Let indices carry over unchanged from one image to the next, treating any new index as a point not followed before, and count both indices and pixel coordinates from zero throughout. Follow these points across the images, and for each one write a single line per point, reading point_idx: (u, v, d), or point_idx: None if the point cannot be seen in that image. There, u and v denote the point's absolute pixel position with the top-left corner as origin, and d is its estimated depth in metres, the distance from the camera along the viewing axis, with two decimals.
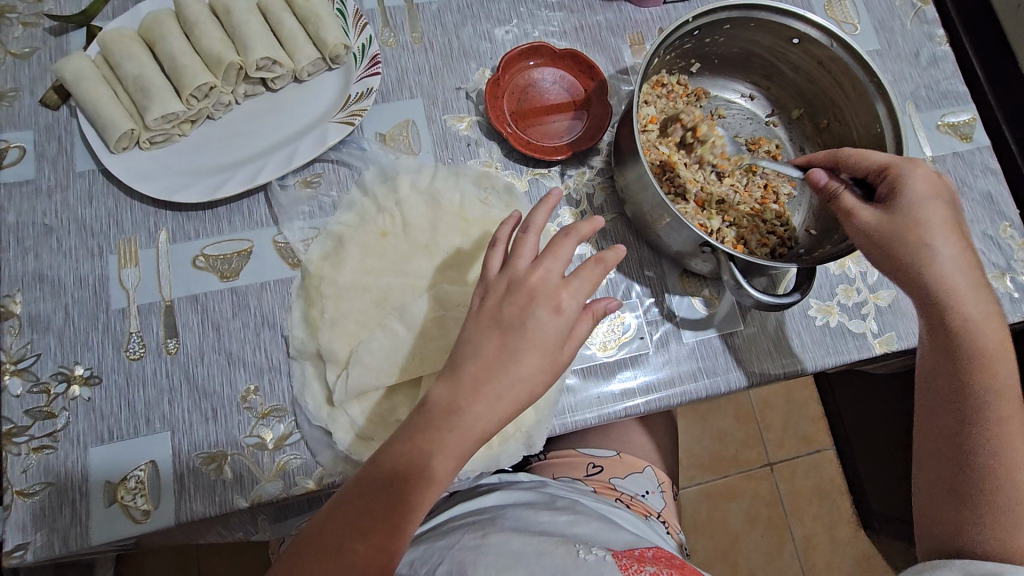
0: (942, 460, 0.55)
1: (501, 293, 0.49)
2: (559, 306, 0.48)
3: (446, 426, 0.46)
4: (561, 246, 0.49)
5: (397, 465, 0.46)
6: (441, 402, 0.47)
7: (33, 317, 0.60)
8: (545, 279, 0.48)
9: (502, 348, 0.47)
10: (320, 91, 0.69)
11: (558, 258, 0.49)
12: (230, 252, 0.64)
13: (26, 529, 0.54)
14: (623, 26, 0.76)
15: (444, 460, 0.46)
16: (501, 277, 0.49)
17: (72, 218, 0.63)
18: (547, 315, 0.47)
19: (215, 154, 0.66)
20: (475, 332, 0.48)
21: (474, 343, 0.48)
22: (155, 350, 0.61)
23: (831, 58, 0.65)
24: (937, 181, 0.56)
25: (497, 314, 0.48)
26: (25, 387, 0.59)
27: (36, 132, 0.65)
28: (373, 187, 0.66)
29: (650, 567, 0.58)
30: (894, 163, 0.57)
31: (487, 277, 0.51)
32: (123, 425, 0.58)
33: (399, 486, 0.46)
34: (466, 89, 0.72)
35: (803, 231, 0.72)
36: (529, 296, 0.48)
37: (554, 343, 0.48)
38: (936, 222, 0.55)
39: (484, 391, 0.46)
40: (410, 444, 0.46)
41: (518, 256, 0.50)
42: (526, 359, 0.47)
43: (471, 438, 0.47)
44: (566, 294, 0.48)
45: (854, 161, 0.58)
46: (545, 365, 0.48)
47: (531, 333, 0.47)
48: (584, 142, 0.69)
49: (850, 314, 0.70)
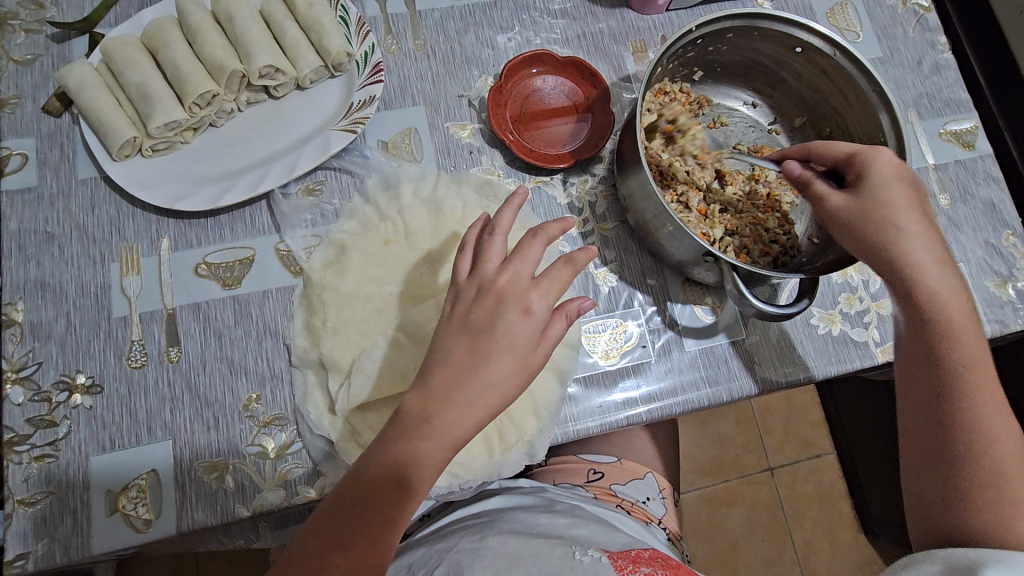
0: (930, 441, 0.57)
1: (470, 298, 0.48)
2: (527, 307, 0.47)
3: (420, 435, 0.46)
4: (530, 248, 0.49)
5: (373, 478, 0.46)
6: (415, 409, 0.46)
7: (34, 325, 0.60)
8: (514, 281, 0.48)
9: (471, 352, 0.47)
10: (323, 100, 0.69)
11: (528, 259, 0.49)
12: (232, 260, 0.64)
13: (28, 538, 0.54)
14: (626, 33, 0.76)
15: (420, 473, 0.46)
16: (471, 281, 0.49)
17: (74, 226, 0.63)
18: (516, 318, 0.47)
19: (216, 162, 0.66)
20: (447, 337, 0.48)
21: (443, 350, 0.47)
22: (157, 359, 0.60)
23: (834, 67, 0.65)
24: (901, 166, 0.57)
25: (466, 319, 0.48)
26: (26, 395, 0.58)
27: (38, 139, 0.65)
28: (375, 195, 0.66)
29: (645, 568, 0.58)
30: (858, 149, 0.58)
31: (458, 279, 0.50)
32: (123, 434, 0.58)
33: (376, 496, 0.46)
34: (468, 96, 0.72)
35: (807, 239, 0.71)
36: (496, 298, 0.48)
37: (527, 345, 0.47)
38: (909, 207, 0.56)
39: (455, 397, 0.46)
40: (384, 455, 0.46)
41: (485, 259, 0.50)
42: (498, 361, 0.46)
43: (450, 444, 0.46)
44: (536, 295, 0.47)
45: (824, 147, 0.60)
46: (519, 367, 0.47)
47: (500, 336, 0.47)
48: (586, 151, 0.69)
49: (853, 323, 0.70)
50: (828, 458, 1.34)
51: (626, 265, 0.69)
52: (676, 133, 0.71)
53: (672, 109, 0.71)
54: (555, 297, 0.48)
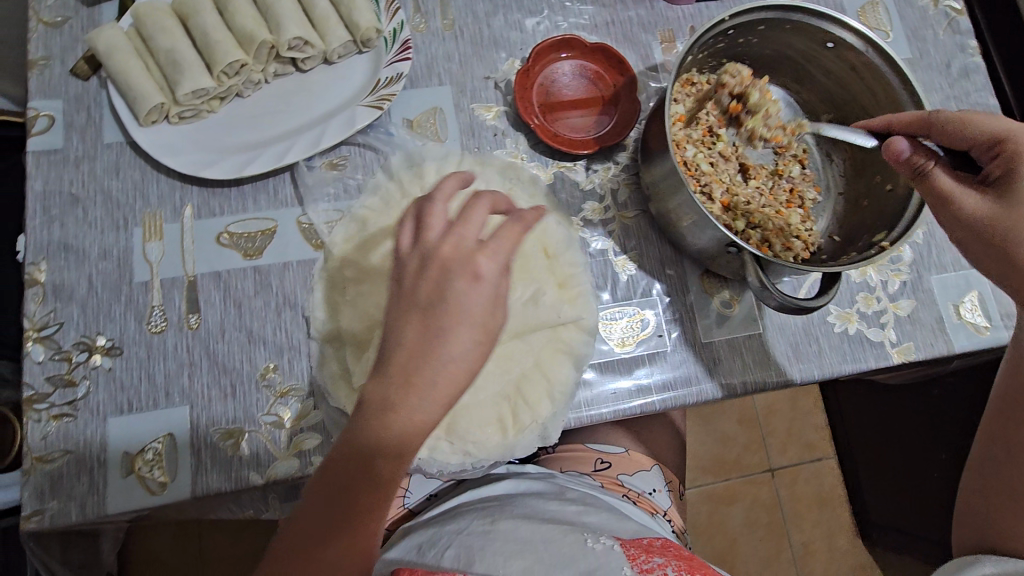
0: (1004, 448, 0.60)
1: (414, 269, 0.43)
2: (475, 273, 0.42)
3: (384, 429, 0.42)
4: (475, 209, 0.44)
5: (347, 473, 0.44)
6: (374, 401, 0.42)
7: (57, 286, 0.61)
8: (458, 246, 0.43)
9: (423, 330, 0.42)
10: (349, 75, 0.69)
11: (472, 222, 0.44)
12: (255, 231, 0.64)
13: (45, 494, 0.55)
14: (654, 23, 0.76)
15: (387, 467, 0.43)
16: (415, 252, 0.44)
17: (98, 189, 0.64)
18: (465, 284, 0.42)
19: (241, 131, 0.66)
20: (396, 318, 0.43)
21: (395, 332, 0.42)
22: (177, 324, 0.61)
23: (866, 64, 0.64)
24: None
25: (414, 294, 0.43)
26: (47, 354, 0.59)
27: (65, 102, 0.66)
28: (399, 172, 0.66)
29: (659, 560, 0.59)
30: (1011, 133, 0.53)
31: (400, 254, 0.45)
32: (141, 397, 0.59)
33: (351, 490, 0.45)
34: (495, 78, 0.72)
35: (827, 237, 0.71)
36: (440, 269, 0.43)
37: (485, 312, 0.43)
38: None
39: (416, 383, 0.41)
40: (350, 451, 0.43)
41: (426, 227, 0.44)
42: (456, 337, 0.42)
43: (415, 433, 0.42)
44: (483, 257, 0.43)
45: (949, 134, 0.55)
46: (479, 337, 0.42)
47: (453, 307, 0.42)
48: (611, 138, 0.68)
49: (869, 322, 0.69)
50: (830, 462, 1.35)
51: (645, 254, 0.69)
52: (745, 112, 0.71)
53: (737, 81, 0.68)
54: (504, 262, 0.44)
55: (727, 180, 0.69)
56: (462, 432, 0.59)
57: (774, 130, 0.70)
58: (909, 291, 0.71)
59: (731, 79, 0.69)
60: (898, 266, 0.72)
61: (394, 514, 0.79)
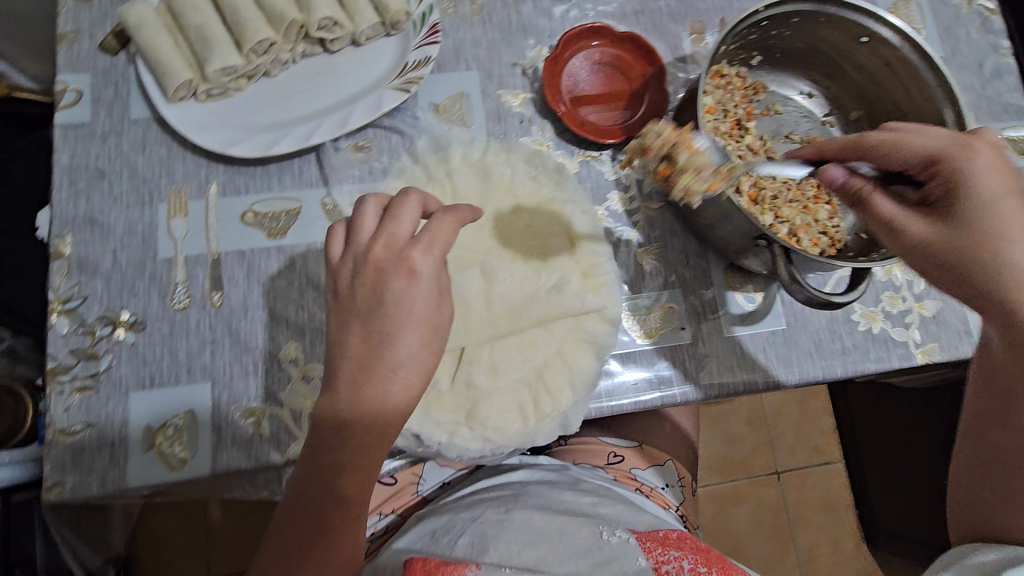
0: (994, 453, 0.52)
1: (349, 273, 0.49)
2: (411, 270, 0.48)
3: (341, 441, 0.47)
4: (403, 212, 0.49)
5: (313, 491, 0.49)
6: (328, 416, 0.47)
7: (82, 259, 0.61)
8: (389, 245, 0.49)
9: (365, 340, 0.47)
10: (377, 57, 0.68)
11: (401, 222, 0.49)
12: (280, 211, 0.64)
13: (66, 466, 0.55)
14: (684, 13, 0.75)
15: (350, 482, 0.48)
16: (347, 259, 0.49)
17: (125, 164, 0.64)
18: (401, 283, 0.47)
19: (268, 111, 0.65)
20: (338, 326, 0.48)
21: (340, 342, 0.48)
22: (201, 302, 0.61)
23: (901, 59, 0.63)
24: (1003, 172, 0.50)
25: (353, 300, 0.48)
26: (70, 327, 0.59)
27: (94, 76, 0.65)
28: (425, 156, 0.66)
29: (676, 553, 0.58)
30: (941, 152, 0.52)
31: (332, 262, 0.50)
32: (163, 373, 0.59)
33: (317, 507, 0.49)
34: (522, 65, 0.71)
35: (854, 235, 0.70)
36: (376, 269, 0.48)
37: (427, 305, 0.48)
38: (1004, 216, 0.49)
39: (367, 394, 0.46)
40: (316, 467, 0.48)
41: (358, 232, 0.50)
42: (401, 339, 0.47)
43: (379, 442, 0.48)
44: (417, 254, 0.48)
45: (886, 156, 0.54)
46: (425, 334, 0.48)
47: (393, 307, 0.47)
48: (638, 128, 0.68)
49: (894, 322, 0.69)
50: (837, 465, 1.34)
51: (669, 246, 0.68)
52: (674, 174, 0.60)
53: (661, 141, 0.59)
54: (438, 257, 0.49)
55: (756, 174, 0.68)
56: (483, 418, 0.59)
57: (711, 177, 0.59)
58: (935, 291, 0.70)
59: (675, 132, 0.59)
60: None
61: (407, 500, 0.79)
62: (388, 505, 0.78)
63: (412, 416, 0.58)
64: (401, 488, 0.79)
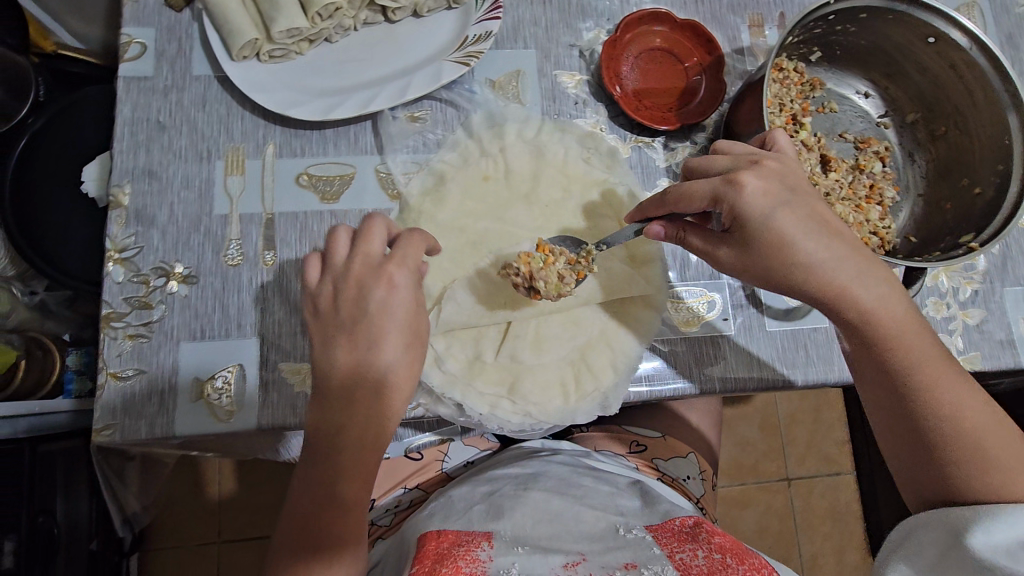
0: (906, 443, 0.56)
1: (331, 291, 0.52)
2: (390, 281, 0.51)
3: (332, 448, 0.51)
4: (373, 230, 0.53)
5: (311, 505, 0.51)
6: (320, 426, 0.51)
7: (139, 210, 0.62)
8: (366, 262, 0.52)
9: (354, 349, 0.50)
10: (438, 29, 0.68)
11: (371, 240, 0.52)
12: (333, 175, 0.64)
13: (117, 409, 0.56)
14: (744, 5, 0.74)
15: (350, 487, 0.51)
16: (325, 279, 0.52)
17: (185, 119, 0.64)
18: (383, 292, 0.51)
19: (327, 76, 0.66)
20: (324, 340, 0.51)
21: (328, 355, 0.51)
22: (253, 260, 0.61)
23: (967, 63, 0.62)
24: (769, 186, 0.51)
25: (336, 314, 0.51)
26: (126, 276, 0.60)
27: (159, 31, 0.66)
28: (479, 131, 0.67)
29: (691, 545, 0.55)
30: (721, 192, 0.52)
31: (309, 286, 0.53)
32: (214, 326, 0.60)
33: (317, 518, 0.50)
34: (580, 47, 0.71)
35: (902, 237, 0.69)
36: (358, 284, 0.51)
37: (407, 313, 0.52)
38: (798, 233, 0.52)
39: (358, 399, 0.50)
40: (313, 480, 0.51)
41: (333, 253, 0.53)
42: (386, 344, 0.51)
43: (376, 444, 0.51)
44: (393, 267, 0.51)
45: (687, 195, 0.53)
46: (408, 339, 0.52)
47: (376, 317, 0.50)
48: (692, 117, 0.67)
49: (938, 328, 0.68)
50: (847, 476, 1.34)
51: None
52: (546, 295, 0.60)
53: (523, 271, 0.59)
54: (412, 269, 0.52)
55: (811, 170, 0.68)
56: (525, 392, 0.60)
57: (572, 272, 0.61)
58: (980, 300, 0.69)
59: (530, 259, 0.59)
60: (971, 274, 0.70)
61: (431, 476, 0.78)
62: (413, 479, 0.78)
63: (456, 386, 0.59)
64: (427, 465, 0.79)
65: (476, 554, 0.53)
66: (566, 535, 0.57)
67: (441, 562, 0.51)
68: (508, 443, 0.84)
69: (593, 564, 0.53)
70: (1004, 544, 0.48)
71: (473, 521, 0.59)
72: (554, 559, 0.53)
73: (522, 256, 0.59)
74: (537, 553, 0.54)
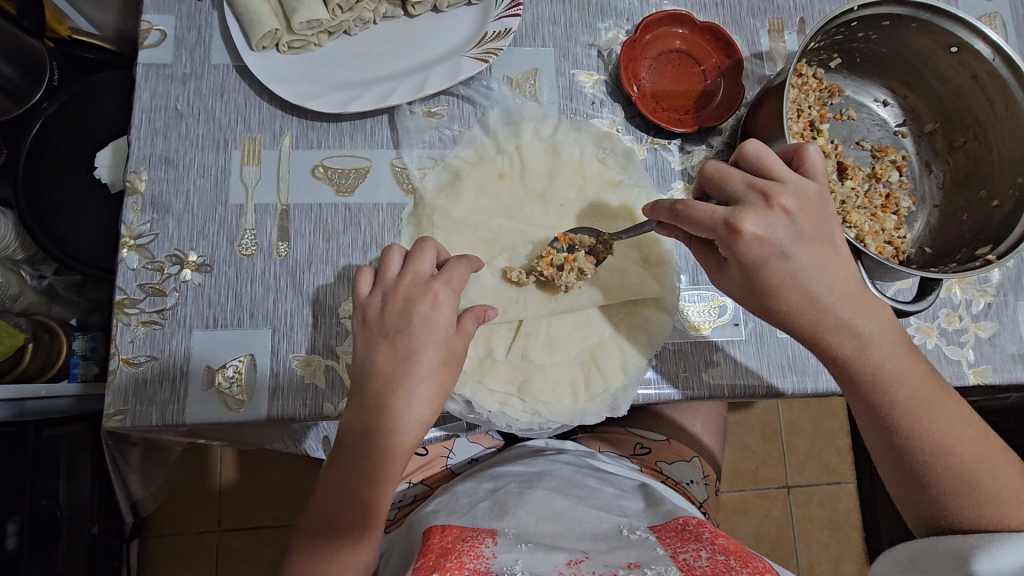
0: (899, 471, 0.56)
1: (378, 304, 0.53)
2: (436, 299, 0.53)
3: (363, 452, 0.52)
4: (424, 252, 0.55)
5: (334, 501, 0.53)
6: (352, 428, 0.52)
7: (155, 197, 0.62)
8: (413, 282, 0.53)
9: (393, 356, 0.52)
10: (457, 25, 0.68)
11: (422, 261, 0.54)
12: (349, 168, 0.64)
13: (128, 394, 0.57)
14: (765, 9, 0.74)
15: (374, 490, 0.52)
16: (374, 294, 0.54)
17: (202, 107, 0.64)
18: (427, 309, 0.52)
19: (345, 69, 0.66)
20: (368, 346, 0.53)
21: (368, 361, 0.52)
22: (267, 251, 0.62)
23: (990, 74, 0.62)
24: (767, 235, 0.50)
25: (382, 324, 0.53)
26: (140, 262, 0.60)
27: (178, 18, 0.66)
28: (495, 128, 0.67)
29: (694, 545, 0.54)
30: (718, 232, 0.51)
31: (359, 298, 0.54)
32: (226, 315, 0.60)
33: (340, 513, 0.53)
34: (598, 47, 0.71)
35: (917, 247, 0.69)
36: (404, 298, 0.53)
37: (445, 331, 0.53)
38: (803, 249, 0.51)
39: (390, 407, 0.51)
40: (338, 478, 0.53)
41: (385, 268, 0.55)
42: (422, 358, 0.52)
43: (405, 452, 0.52)
44: (439, 287, 0.53)
45: (693, 218, 0.51)
46: (443, 355, 0.53)
47: (416, 331, 0.52)
48: (710, 120, 0.67)
49: (949, 339, 0.67)
50: (847, 486, 1.33)
51: None
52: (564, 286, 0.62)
53: (543, 266, 0.61)
54: (456, 291, 0.54)
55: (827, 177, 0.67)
56: (535, 391, 0.60)
57: (591, 258, 0.62)
58: (993, 313, 0.69)
59: (552, 257, 0.61)
60: (985, 287, 0.70)
61: (435, 472, 0.79)
62: (417, 474, 0.78)
63: (466, 383, 0.59)
64: (431, 460, 0.79)
65: (480, 550, 0.53)
66: (570, 534, 0.57)
67: (446, 557, 0.51)
68: (512, 441, 0.84)
69: (596, 562, 0.52)
70: (1009, 574, 0.48)
71: (477, 518, 0.59)
72: (557, 557, 0.52)
73: (545, 252, 0.61)
74: (540, 551, 0.53)
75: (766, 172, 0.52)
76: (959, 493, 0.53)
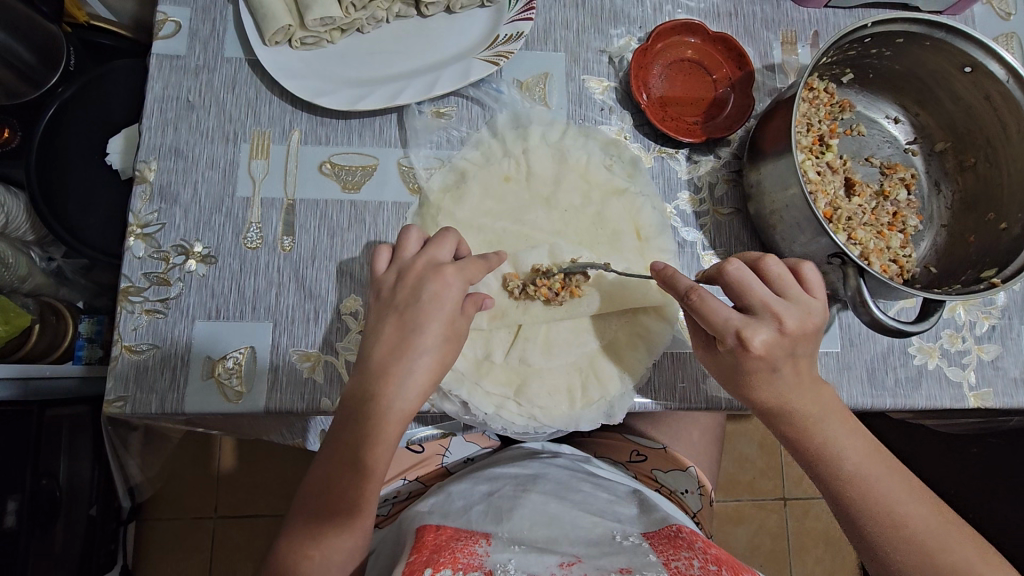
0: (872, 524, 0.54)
1: (391, 282, 0.54)
2: (445, 280, 0.53)
3: (361, 416, 0.52)
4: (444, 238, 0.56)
5: (332, 466, 0.53)
6: (355, 392, 0.53)
7: (163, 188, 0.62)
8: (428, 264, 0.54)
9: (400, 328, 0.53)
10: (468, 27, 0.68)
11: (443, 247, 0.56)
12: (356, 165, 0.65)
13: (129, 381, 0.57)
14: (779, 21, 0.73)
15: (372, 456, 0.52)
16: (390, 270, 0.55)
17: (214, 100, 0.65)
18: (436, 289, 0.53)
19: (355, 67, 0.66)
20: (377, 316, 0.54)
21: (377, 328, 0.54)
22: (271, 245, 0.62)
23: (1003, 94, 0.61)
24: (772, 352, 0.52)
25: (393, 299, 0.54)
26: (146, 251, 0.61)
27: (193, 11, 0.67)
28: (503, 131, 0.67)
29: (686, 553, 0.54)
30: (727, 336, 0.52)
31: (375, 275, 0.56)
32: (229, 307, 0.60)
33: (337, 477, 0.53)
34: (609, 53, 0.71)
35: (922, 266, 0.69)
36: (416, 276, 0.54)
37: (452, 308, 0.54)
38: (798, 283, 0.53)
39: (392, 372, 0.52)
40: (337, 444, 0.53)
41: (403, 247, 0.56)
42: (428, 330, 0.53)
43: (403, 419, 0.52)
44: (449, 270, 0.54)
45: (709, 316, 0.53)
46: (446, 332, 0.53)
47: (425, 307, 0.53)
48: (719, 131, 0.67)
49: (950, 361, 0.67)
50: None
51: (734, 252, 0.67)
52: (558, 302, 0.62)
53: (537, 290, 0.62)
54: (467, 279, 0.55)
55: (834, 194, 0.67)
56: (531, 394, 0.61)
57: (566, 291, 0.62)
58: (996, 335, 0.68)
59: (547, 284, 0.62)
60: (989, 309, 0.69)
61: (431, 469, 0.79)
62: (413, 471, 0.78)
63: (464, 384, 0.60)
64: (427, 458, 0.80)
65: (474, 548, 0.53)
66: (563, 538, 0.57)
67: (439, 552, 0.51)
68: (509, 443, 0.84)
69: (588, 564, 0.52)
70: None
71: (471, 519, 0.59)
72: (549, 559, 0.52)
73: (540, 280, 0.62)
74: (532, 553, 0.53)
75: (782, 287, 0.54)
76: (949, 519, 0.53)
